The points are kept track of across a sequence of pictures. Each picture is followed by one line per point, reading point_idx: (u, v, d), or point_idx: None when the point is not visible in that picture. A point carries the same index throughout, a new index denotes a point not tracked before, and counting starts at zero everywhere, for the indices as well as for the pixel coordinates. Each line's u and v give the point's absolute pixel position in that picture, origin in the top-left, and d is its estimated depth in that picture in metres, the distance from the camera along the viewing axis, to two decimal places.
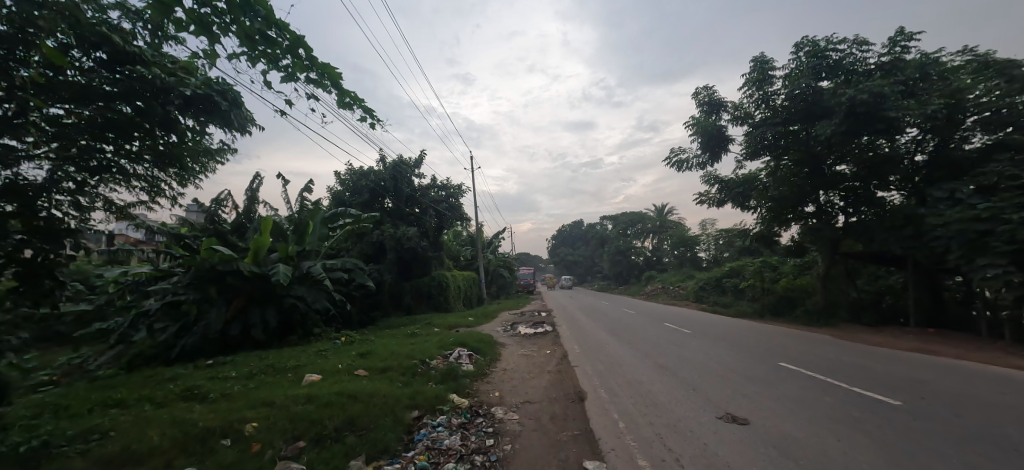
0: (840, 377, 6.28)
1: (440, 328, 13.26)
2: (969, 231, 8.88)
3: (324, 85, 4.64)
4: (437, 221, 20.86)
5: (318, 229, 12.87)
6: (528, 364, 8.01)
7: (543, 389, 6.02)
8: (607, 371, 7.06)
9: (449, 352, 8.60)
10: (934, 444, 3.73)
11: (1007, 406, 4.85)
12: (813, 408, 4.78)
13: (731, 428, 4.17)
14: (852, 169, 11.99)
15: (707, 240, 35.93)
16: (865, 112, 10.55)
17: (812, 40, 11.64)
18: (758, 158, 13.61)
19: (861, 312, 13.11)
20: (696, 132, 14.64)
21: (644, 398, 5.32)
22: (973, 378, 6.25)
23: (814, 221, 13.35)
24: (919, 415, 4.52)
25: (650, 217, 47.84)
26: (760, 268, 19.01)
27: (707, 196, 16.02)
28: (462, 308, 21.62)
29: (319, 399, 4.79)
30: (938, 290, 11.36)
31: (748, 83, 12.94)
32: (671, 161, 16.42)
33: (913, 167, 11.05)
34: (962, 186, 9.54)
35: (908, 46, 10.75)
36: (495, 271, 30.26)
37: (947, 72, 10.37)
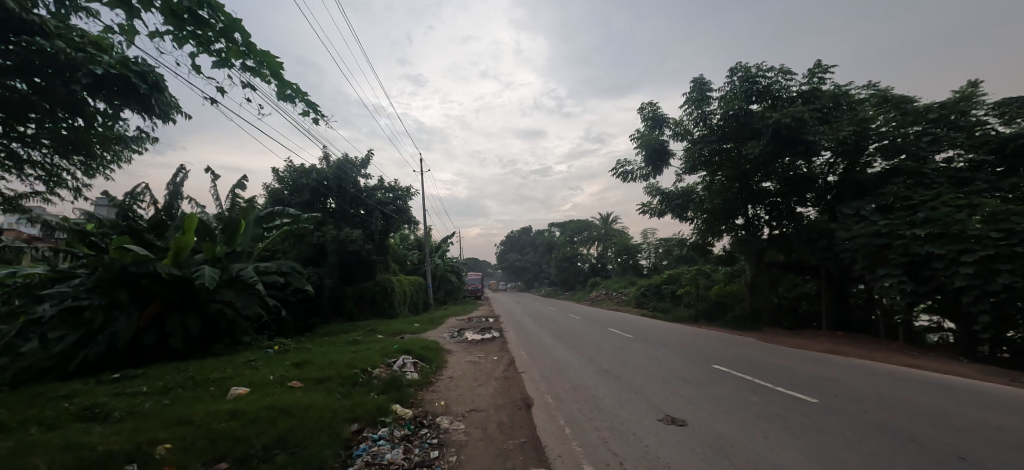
0: (765, 377, 6.79)
1: (384, 335, 12.81)
2: (871, 245, 10.01)
3: (263, 75, 4.36)
4: (384, 224, 20.22)
5: (251, 229, 11.95)
6: (475, 371, 7.92)
7: (489, 397, 5.95)
8: (554, 376, 7.13)
9: (393, 360, 8.29)
10: (846, 438, 4.11)
11: (901, 401, 5.49)
12: (743, 407, 5.11)
13: (670, 429, 4.35)
14: (776, 186, 13.12)
15: (648, 249, 37.80)
16: (788, 135, 11.60)
17: (745, 66, 12.64)
18: (695, 172, 14.50)
19: (781, 318, 14.32)
20: (641, 145, 15.38)
21: (590, 403, 5.42)
22: (873, 376, 7.02)
23: (743, 232, 14.43)
24: (831, 411, 4.99)
25: (596, 224, 49.48)
26: (695, 276, 20.21)
27: (649, 207, 16.80)
28: (408, 314, 21.03)
29: (246, 414, 4.40)
30: (844, 297, 12.68)
31: (687, 102, 13.80)
32: (617, 172, 17.09)
33: (826, 187, 12.27)
34: (865, 204, 10.75)
35: (824, 78, 11.98)
36: (443, 275, 29.81)
37: (855, 103, 11.73)
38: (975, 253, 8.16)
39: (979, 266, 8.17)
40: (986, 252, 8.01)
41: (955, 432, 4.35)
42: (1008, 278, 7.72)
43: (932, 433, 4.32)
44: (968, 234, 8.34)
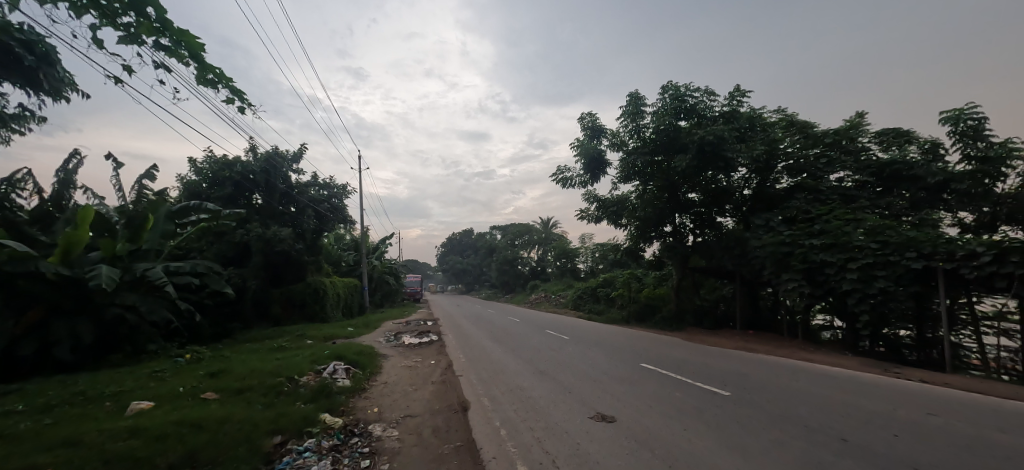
0: (687, 374, 7.32)
1: (313, 340, 12.10)
2: (777, 253, 11.18)
3: (180, 55, 4.00)
4: (317, 223, 19.16)
5: (161, 224, 10.85)
6: (411, 376, 7.76)
7: (425, 402, 5.84)
8: (491, 379, 7.18)
9: (323, 366, 7.88)
10: (752, 427, 4.55)
11: (797, 391, 6.18)
12: (665, 403, 5.48)
13: (600, 426, 4.55)
14: (699, 197, 14.18)
15: (585, 253, 39.26)
16: (710, 151, 12.63)
17: (675, 85, 13.58)
18: (630, 181, 15.29)
19: (702, 318, 15.54)
20: (580, 153, 15.95)
21: (525, 404, 5.52)
22: (777, 370, 7.84)
23: (670, 239, 15.41)
24: (741, 403, 5.49)
25: (536, 228, 50.50)
26: (628, 280, 21.28)
27: (587, 213, 17.44)
28: (341, 318, 20.02)
29: (149, 431, 3.95)
30: (755, 299, 14.03)
31: (624, 114, 14.54)
32: (557, 178, 17.57)
33: (742, 199, 13.51)
34: (773, 216, 11.99)
35: (742, 101, 13.20)
36: (380, 278, 28.78)
37: (767, 126, 13.07)
38: (859, 261, 9.41)
39: (861, 272, 9.42)
40: (867, 260, 9.27)
41: (839, 417, 4.99)
42: (883, 282, 8.98)
43: (820, 418, 4.92)
44: (854, 244, 9.61)
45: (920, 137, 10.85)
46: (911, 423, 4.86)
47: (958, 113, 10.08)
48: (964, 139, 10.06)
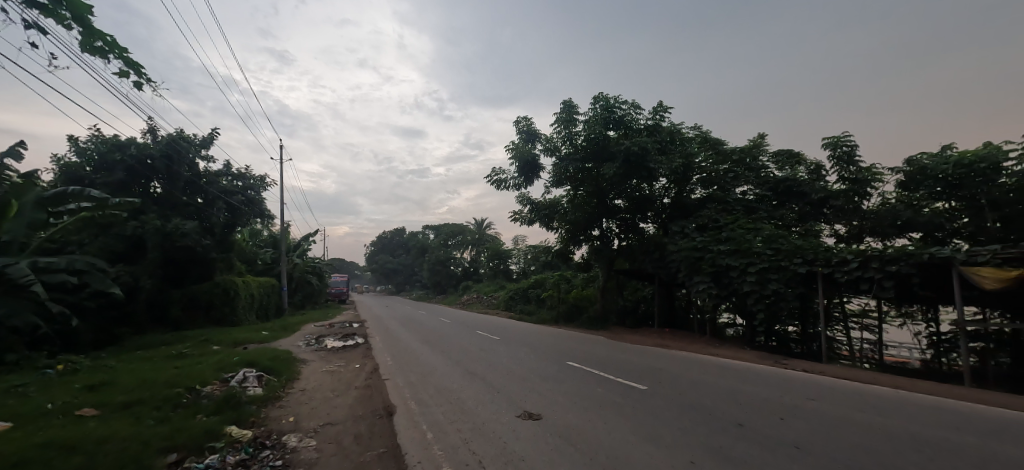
0: (609, 370, 7.74)
1: (220, 346, 11.00)
2: (690, 257, 12.20)
3: (59, 16, 3.58)
4: (228, 216, 17.48)
5: (27, 213, 9.37)
6: (333, 382, 7.35)
7: (347, 408, 5.57)
8: (419, 381, 7.03)
9: (231, 374, 7.19)
10: (665, 417, 4.92)
11: (704, 383, 6.79)
12: (589, 398, 5.74)
13: (526, 424, 4.65)
14: (625, 203, 15.04)
15: (518, 255, 39.96)
16: (635, 161, 13.44)
17: (605, 96, 14.28)
18: (561, 186, 15.79)
19: (625, 317, 16.50)
20: (515, 156, 16.20)
21: (453, 406, 5.47)
22: (688, 364, 8.55)
23: (598, 242, 16.15)
24: (656, 396, 5.92)
25: (470, 228, 50.37)
26: (558, 281, 21.97)
27: (520, 215, 17.73)
28: (254, 321, 18.42)
29: (3, 457, 3.34)
30: (671, 299, 15.21)
31: (558, 121, 15.00)
32: (492, 179, 17.67)
33: (662, 207, 14.55)
34: (688, 224, 13.08)
35: (664, 116, 14.25)
36: (301, 278, 26.91)
37: (685, 140, 14.23)
38: (757, 265, 10.57)
39: (758, 276, 10.57)
40: (764, 264, 10.43)
41: (737, 405, 5.57)
42: (775, 284, 10.16)
43: (723, 407, 5.45)
44: (753, 250, 10.78)
45: (807, 159, 12.46)
46: (793, 407, 5.56)
47: (836, 141, 11.77)
48: (840, 163, 11.74)
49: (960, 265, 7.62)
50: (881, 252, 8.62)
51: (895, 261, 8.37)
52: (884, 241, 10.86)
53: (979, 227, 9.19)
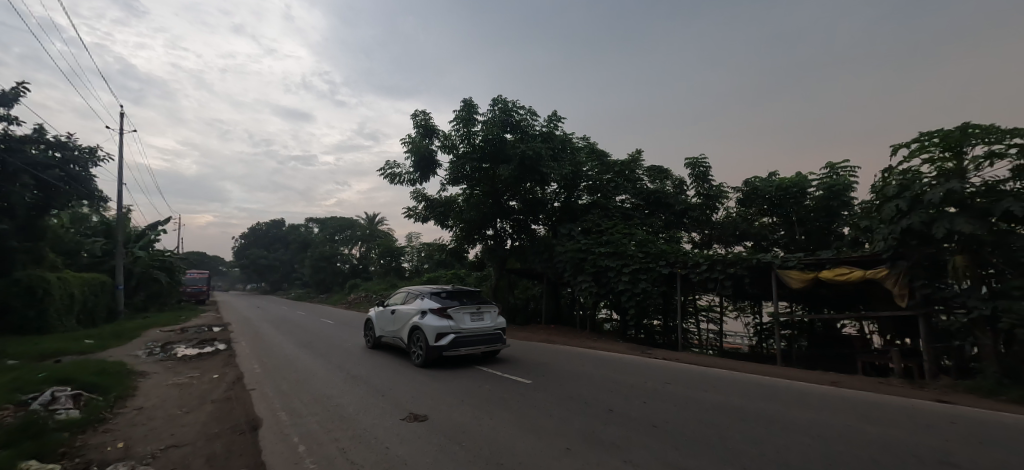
0: (497, 367, 7.95)
1: (18, 360, 8.65)
2: (576, 258, 13.10)
3: None
4: (38, 196, 13.91)
5: None
6: (183, 396, 6.30)
7: (198, 426, 4.81)
8: (293, 389, 6.39)
9: (33, 395, 5.71)
10: (547, 408, 5.23)
11: (582, 375, 7.37)
12: (477, 396, 5.82)
13: (411, 426, 4.54)
14: (518, 205, 15.50)
15: (411, 252, 38.86)
16: (529, 165, 13.99)
17: (504, 100, 14.62)
18: (458, 184, 15.72)
19: (515, 315, 17.07)
20: (411, 150, 15.70)
21: (332, 413, 5.10)
22: (569, 358, 9.18)
23: (491, 242, 16.42)
24: (539, 389, 6.26)
25: (360, 224, 47.56)
26: (451, 280, 21.85)
27: (414, 211, 17.22)
28: (74, 327, 14.92)
29: None
30: (557, 297, 16.17)
31: (456, 119, 14.92)
32: (385, 173, 16.87)
33: (553, 210, 15.38)
34: (575, 228, 14.03)
35: (557, 125, 15.09)
36: (144, 274, 22.56)
37: (575, 150, 15.26)
38: (630, 266, 11.80)
39: (631, 275, 11.79)
40: (636, 266, 11.67)
41: (608, 392, 6.18)
42: (645, 284, 11.43)
43: (596, 394, 5.99)
44: (628, 253, 12.01)
45: (673, 176, 14.33)
46: (653, 391, 6.34)
47: (696, 161, 13.75)
48: (698, 181, 13.74)
49: (777, 268, 9.48)
50: (724, 256, 10.27)
51: (734, 264, 10.04)
52: (727, 248, 12.98)
53: (791, 238, 11.50)
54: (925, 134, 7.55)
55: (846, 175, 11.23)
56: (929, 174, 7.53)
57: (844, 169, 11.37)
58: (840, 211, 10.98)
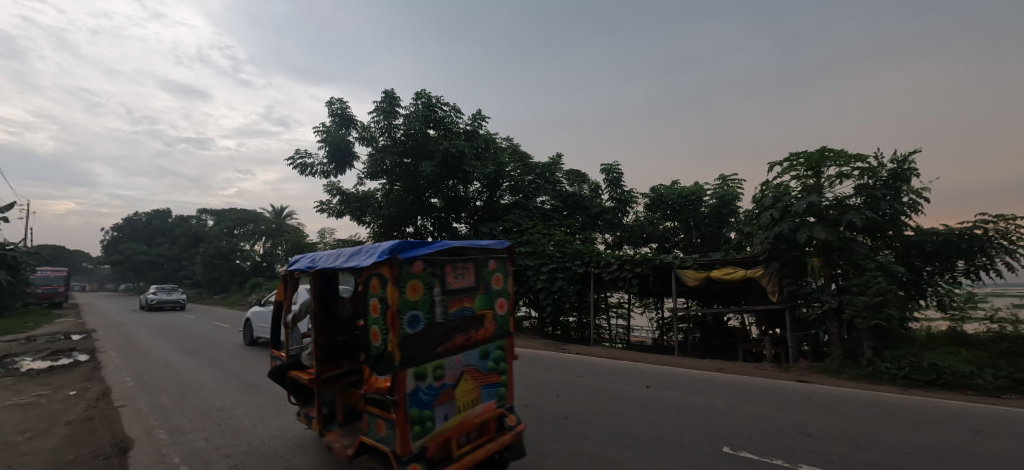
0: None
1: None
2: None
3: None
4: None
5: None
6: (24, 419, 5.24)
7: (45, 454, 4.04)
8: (176, 403, 5.65)
9: None
10: None
11: None
12: None
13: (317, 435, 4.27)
14: (440, 203, 15.26)
15: (323, 249, 36.41)
16: (452, 163, 13.84)
17: (428, 95, 14.33)
18: (376, 179, 15.06)
19: None
20: (325, 140, 14.73)
21: (224, 427, 4.60)
22: None
23: (411, 240, 15.93)
24: None
25: (265, 217, 43.53)
26: None
27: (328, 206, 16.17)
28: None
29: None
30: None
31: (377, 111, 14.31)
32: (295, 163, 15.62)
33: (475, 209, 15.36)
34: (497, 227, 14.19)
35: (482, 124, 15.14)
36: None
37: (499, 150, 15.45)
38: (548, 265, 12.23)
39: (549, 274, 12.22)
40: (554, 265, 12.13)
41: (524, 388, 6.34)
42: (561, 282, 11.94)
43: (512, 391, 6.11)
44: (546, 253, 12.45)
45: (589, 180, 15.14)
46: (565, 385, 6.64)
47: (610, 167, 14.66)
48: (612, 186, 14.67)
49: (677, 268, 10.46)
50: (632, 257, 11.10)
51: (640, 264, 10.93)
52: (635, 249, 14.00)
53: (689, 241, 12.80)
54: (794, 155, 8.84)
55: (734, 186, 12.75)
56: (796, 189, 8.82)
57: (733, 181, 12.89)
58: (729, 218, 12.43)
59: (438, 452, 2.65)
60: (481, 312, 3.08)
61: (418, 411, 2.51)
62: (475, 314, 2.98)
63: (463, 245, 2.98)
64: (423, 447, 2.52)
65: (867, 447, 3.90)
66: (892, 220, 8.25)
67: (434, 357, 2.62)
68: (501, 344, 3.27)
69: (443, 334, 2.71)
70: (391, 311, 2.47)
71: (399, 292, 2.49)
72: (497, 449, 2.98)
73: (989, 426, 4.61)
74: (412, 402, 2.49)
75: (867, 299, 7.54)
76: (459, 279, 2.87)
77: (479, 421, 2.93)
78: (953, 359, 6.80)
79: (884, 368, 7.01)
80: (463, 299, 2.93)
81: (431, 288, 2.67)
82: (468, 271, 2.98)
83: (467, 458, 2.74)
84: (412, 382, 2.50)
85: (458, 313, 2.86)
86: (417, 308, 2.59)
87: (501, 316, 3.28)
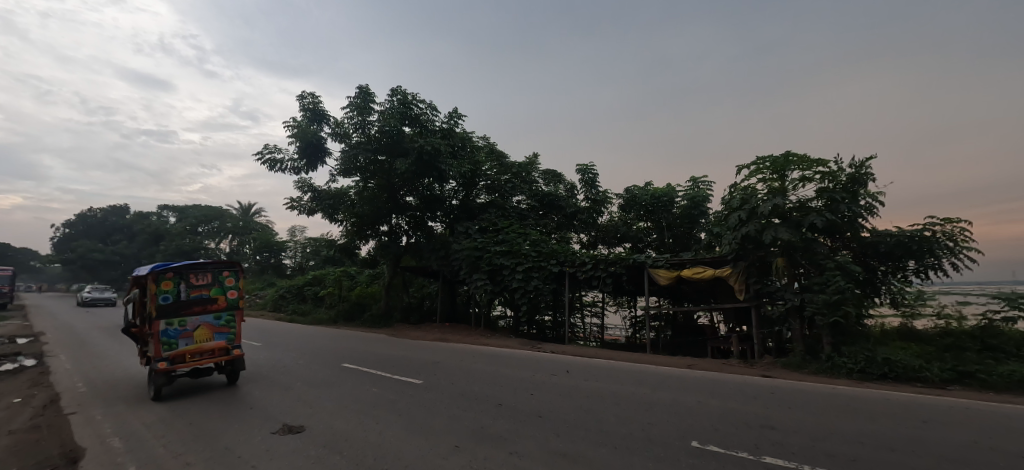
0: (386, 368, 7.66)
1: None
2: (472, 256, 13.18)
3: None
4: None
5: None
6: None
7: None
8: (132, 409, 5.37)
9: None
10: (437, 408, 5.20)
11: (473, 372, 7.44)
12: (363, 399, 5.57)
13: (285, 439, 4.15)
14: (416, 201, 15.06)
15: (294, 247, 35.44)
16: (428, 161, 13.68)
17: (404, 91, 14.14)
18: (350, 176, 14.74)
19: (410, 314, 16.65)
20: (295, 134, 14.32)
21: (185, 433, 4.42)
22: (462, 355, 9.21)
23: (385, 238, 15.66)
24: (430, 388, 6.18)
25: (232, 214, 41.99)
26: (340, 278, 20.46)
27: (298, 203, 15.72)
28: None
29: None
30: (453, 295, 16.14)
31: (351, 106, 14.01)
32: (264, 158, 15.12)
33: (451, 208, 15.27)
34: (472, 226, 14.14)
35: (458, 122, 15.05)
36: None
37: (475, 149, 15.42)
38: (524, 264, 12.27)
39: (524, 273, 12.27)
40: (529, 264, 12.19)
41: (498, 387, 6.35)
42: (536, 281, 12.00)
43: (488, 390, 6.11)
44: (522, 252, 12.50)
45: (565, 180, 15.30)
46: (540, 383, 6.70)
47: (585, 168, 14.84)
48: (587, 186, 14.86)
49: (649, 267, 10.69)
50: (605, 256, 11.26)
51: (613, 263, 11.11)
52: (609, 249, 14.23)
53: (661, 241, 13.12)
54: (761, 159, 9.18)
55: (704, 188, 13.14)
56: (763, 191, 9.15)
57: (704, 183, 13.28)
58: (699, 219, 12.81)
59: (178, 358, 5.90)
60: (215, 295, 6.44)
61: (167, 339, 5.85)
62: (209, 296, 6.35)
63: (203, 264, 6.33)
64: (168, 356, 5.78)
65: (825, 438, 4.10)
66: (850, 223, 8.69)
67: (178, 314, 5.99)
68: (233, 311, 6.60)
69: (183, 304, 6.08)
70: (153, 295, 5.83)
71: (157, 287, 5.86)
72: (214, 361, 6.27)
73: (935, 416, 4.92)
74: (163, 334, 5.83)
75: (826, 297, 7.92)
76: (198, 280, 6.24)
77: (208, 346, 6.23)
78: (903, 353, 7.22)
79: (842, 363, 7.37)
80: (202, 289, 6.30)
81: (178, 285, 6.05)
82: (206, 275, 6.36)
83: (194, 362, 6.04)
84: (163, 326, 5.84)
85: (197, 295, 6.24)
86: (168, 292, 5.97)
87: (232, 298, 6.60)
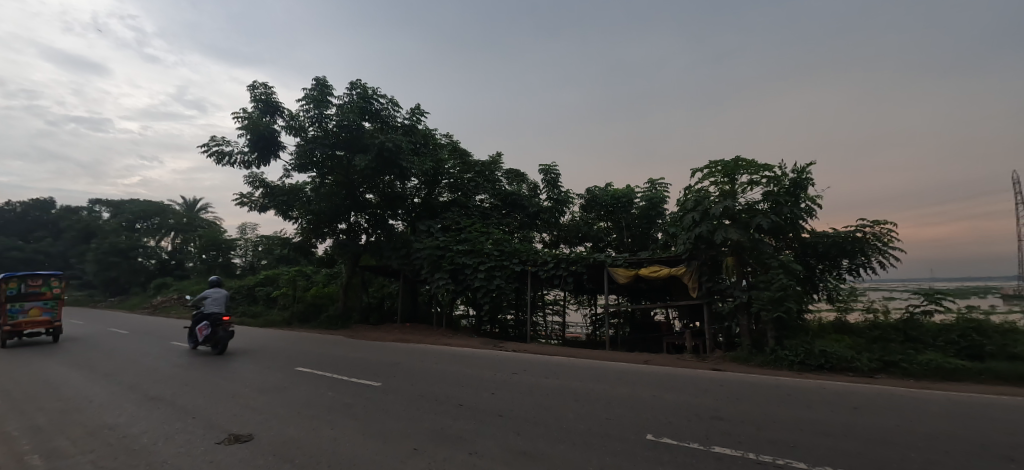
0: (344, 371, 7.43)
1: None
2: (434, 255, 13.01)
3: None
4: None
5: None
6: None
7: None
8: (55, 423, 4.92)
9: None
10: (396, 410, 5.10)
11: (433, 372, 7.34)
12: (318, 404, 5.37)
13: (231, 450, 3.94)
14: (376, 199, 14.69)
15: (244, 246, 33.72)
16: (389, 158, 13.33)
17: (363, 85, 13.72)
18: (305, 171, 14.13)
19: (369, 314, 16.23)
20: (245, 127, 13.60)
21: (116, 447, 4.10)
22: (422, 356, 9.06)
23: (343, 237, 15.16)
24: (389, 391, 6.05)
25: (175, 210, 39.33)
26: (294, 278, 19.63)
27: (249, 199, 14.93)
28: None
29: None
30: (414, 294, 15.89)
31: (306, 99, 13.44)
32: (211, 151, 14.27)
33: (412, 206, 15.01)
34: (434, 224, 13.95)
35: (420, 119, 14.80)
36: None
37: (437, 146, 15.22)
38: (487, 263, 12.26)
39: (486, 273, 12.25)
40: (492, 263, 12.18)
41: (459, 387, 6.31)
42: (499, 280, 12.01)
43: (449, 391, 6.05)
44: (484, 251, 12.46)
45: (528, 180, 15.43)
46: (501, 382, 6.71)
47: (548, 168, 15.01)
48: (549, 186, 15.04)
49: (608, 266, 10.97)
50: (567, 255, 11.42)
51: (575, 263, 11.28)
52: (571, 248, 14.48)
53: (620, 241, 13.49)
54: (713, 163, 9.61)
55: (661, 190, 13.62)
56: (714, 194, 9.60)
57: (660, 185, 13.76)
58: (656, 220, 13.29)
59: (17, 326, 10.57)
60: (45, 290, 11.18)
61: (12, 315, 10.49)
62: (40, 291, 11.09)
63: (38, 273, 11.16)
64: (10, 323, 10.48)
65: (768, 427, 4.36)
66: (792, 224, 9.26)
67: (20, 300, 10.70)
68: (56, 300, 11.27)
69: (23, 295, 10.78)
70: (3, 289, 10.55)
71: (6, 285, 10.62)
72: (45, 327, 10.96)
73: (863, 403, 5.36)
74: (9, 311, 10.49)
75: (770, 294, 8.43)
76: (33, 281, 11.10)
77: (38, 320, 10.86)
78: (837, 346, 7.81)
79: (784, 356, 7.86)
80: (36, 287, 11.08)
81: (19, 285, 10.82)
82: (40, 280, 11.19)
83: (28, 328, 10.70)
84: (8, 306, 10.50)
85: (32, 290, 11.00)
86: (15, 288, 10.73)
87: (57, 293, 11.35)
